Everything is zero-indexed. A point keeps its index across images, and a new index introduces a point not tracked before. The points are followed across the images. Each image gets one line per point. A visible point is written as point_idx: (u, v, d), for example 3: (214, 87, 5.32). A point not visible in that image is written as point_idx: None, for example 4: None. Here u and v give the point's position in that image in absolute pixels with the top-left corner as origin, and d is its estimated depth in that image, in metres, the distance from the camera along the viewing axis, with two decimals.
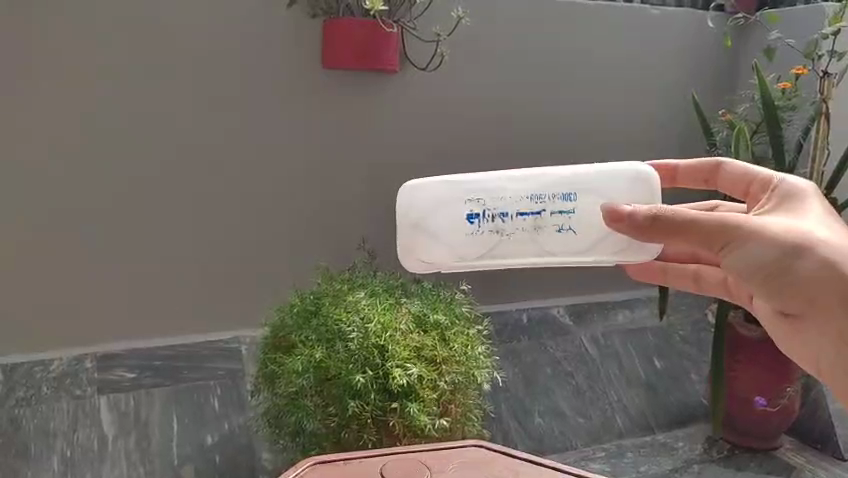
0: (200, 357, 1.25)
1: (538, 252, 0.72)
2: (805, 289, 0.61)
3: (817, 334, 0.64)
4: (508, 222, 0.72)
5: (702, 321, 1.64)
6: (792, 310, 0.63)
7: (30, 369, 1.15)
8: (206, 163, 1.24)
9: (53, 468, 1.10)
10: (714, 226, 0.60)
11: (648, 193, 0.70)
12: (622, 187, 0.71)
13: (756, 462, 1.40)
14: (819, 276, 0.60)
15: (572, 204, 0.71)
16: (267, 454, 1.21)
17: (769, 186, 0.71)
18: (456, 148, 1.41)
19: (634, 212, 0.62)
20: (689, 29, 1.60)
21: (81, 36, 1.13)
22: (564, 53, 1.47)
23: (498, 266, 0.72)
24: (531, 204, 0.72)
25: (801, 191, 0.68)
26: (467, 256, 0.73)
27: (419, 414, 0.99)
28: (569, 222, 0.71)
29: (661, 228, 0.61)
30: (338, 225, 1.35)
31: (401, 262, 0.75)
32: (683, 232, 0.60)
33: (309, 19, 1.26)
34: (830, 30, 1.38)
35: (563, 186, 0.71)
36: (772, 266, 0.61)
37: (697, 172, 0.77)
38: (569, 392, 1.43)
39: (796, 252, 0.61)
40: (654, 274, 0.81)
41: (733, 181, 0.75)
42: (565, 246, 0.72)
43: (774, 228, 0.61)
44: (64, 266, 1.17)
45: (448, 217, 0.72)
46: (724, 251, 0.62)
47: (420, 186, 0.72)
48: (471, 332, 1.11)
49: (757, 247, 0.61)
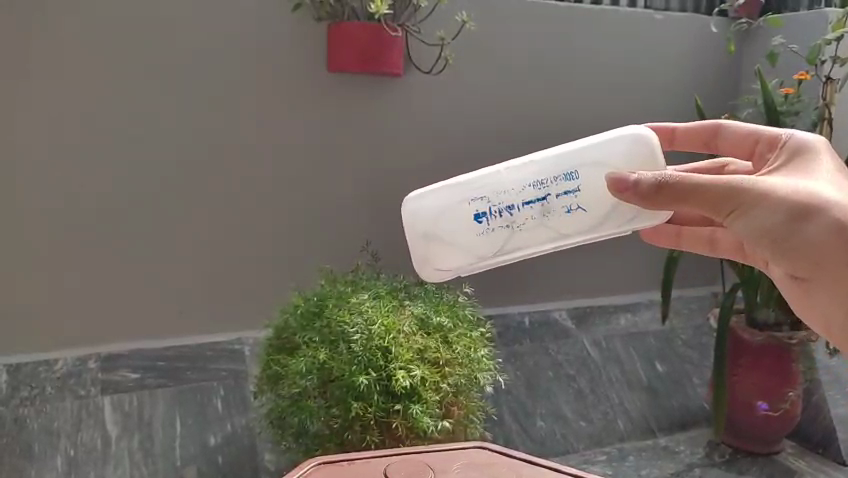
0: (203, 359, 1.26)
1: (553, 236, 0.78)
2: (813, 251, 0.64)
3: (825, 295, 0.67)
4: (515, 214, 0.77)
5: (704, 325, 1.65)
6: (801, 273, 0.67)
7: (35, 369, 1.16)
8: (209, 164, 1.24)
9: (58, 468, 1.11)
10: (719, 192, 0.63)
11: (647, 151, 0.73)
12: (621, 149, 0.74)
13: (757, 466, 1.40)
14: (826, 239, 0.63)
15: (575, 182, 0.76)
16: (270, 456, 1.22)
17: (777, 142, 0.74)
18: (457, 151, 1.42)
19: (639, 182, 0.64)
20: (691, 33, 1.60)
21: (85, 37, 1.14)
22: (566, 59, 1.48)
23: (516, 256, 0.78)
24: (535, 191, 0.76)
25: (810, 149, 0.71)
26: (484, 254, 0.79)
27: (421, 415, 0.99)
28: (575, 200, 0.76)
29: (666, 196, 0.63)
30: (342, 227, 1.36)
31: (426, 276, 0.81)
32: (687, 200, 0.63)
33: (313, 21, 1.27)
34: (832, 36, 1.39)
35: (562, 168, 0.76)
36: (780, 231, 0.64)
37: (697, 133, 0.81)
38: (571, 396, 1.44)
39: (803, 216, 0.63)
40: (671, 238, 0.86)
41: (735, 141, 0.79)
42: (576, 224, 0.77)
43: (780, 191, 0.64)
44: (68, 265, 1.18)
45: (457, 220, 0.78)
46: (731, 216, 0.65)
47: (422, 199, 0.78)
48: (474, 335, 1.11)
49: (763, 212, 0.64)
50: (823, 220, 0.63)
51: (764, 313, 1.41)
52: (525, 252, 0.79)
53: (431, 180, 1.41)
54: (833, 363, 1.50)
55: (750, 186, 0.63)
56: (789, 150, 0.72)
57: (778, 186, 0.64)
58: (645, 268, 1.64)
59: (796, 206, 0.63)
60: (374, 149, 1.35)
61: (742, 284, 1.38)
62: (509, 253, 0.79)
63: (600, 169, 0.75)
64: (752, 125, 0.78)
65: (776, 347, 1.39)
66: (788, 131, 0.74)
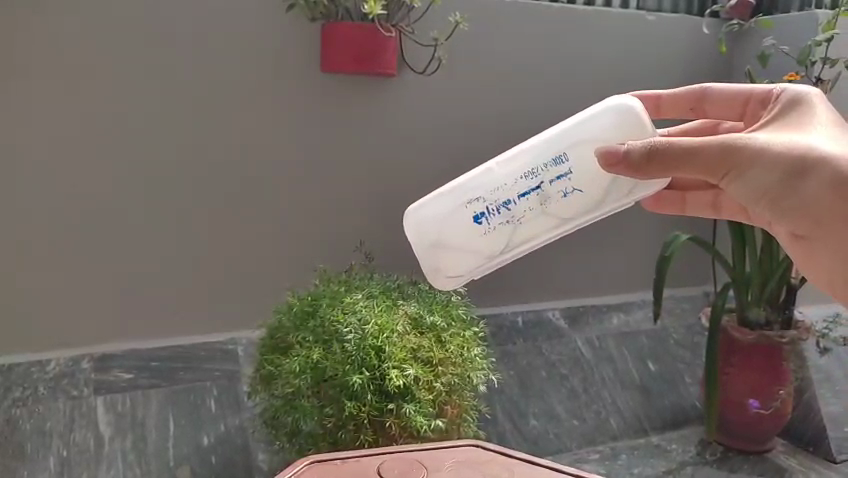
0: (197, 359, 1.26)
1: (556, 221, 0.81)
2: (810, 205, 0.65)
3: (828, 251, 0.67)
4: (514, 208, 0.80)
5: (697, 324, 1.65)
6: (802, 230, 0.67)
7: (28, 370, 1.16)
8: (203, 164, 1.24)
9: (50, 469, 1.11)
10: (711, 154, 0.65)
11: (633, 121, 0.76)
12: (608, 122, 0.77)
13: (750, 464, 1.41)
14: (823, 192, 0.64)
15: (566, 165, 0.78)
16: (263, 455, 1.22)
17: (770, 97, 0.77)
18: (452, 150, 1.42)
19: (629, 151, 0.66)
20: (684, 35, 1.61)
21: (81, 37, 1.14)
22: (560, 59, 1.48)
23: (524, 248, 0.81)
24: (528, 182, 0.79)
25: (804, 100, 0.72)
26: (491, 253, 0.82)
27: (415, 414, 1.00)
28: (569, 182, 0.79)
29: (657, 162, 0.65)
30: (336, 227, 1.36)
31: (435, 283, 0.84)
32: (678, 166, 0.65)
33: (307, 21, 1.27)
34: (824, 36, 1.39)
35: (551, 154, 0.78)
36: (776, 187, 0.66)
37: (682, 99, 0.83)
38: (564, 395, 1.44)
39: (798, 173, 0.64)
40: (675, 205, 0.86)
41: (724, 101, 0.82)
42: (575, 205, 0.79)
43: (774, 148, 0.65)
44: (62, 266, 1.18)
45: (458, 224, 0.80)
46: (725, 178, 0.67)
47: (420, 211, 0.81)
48: (467, 333, 1.11)
49: (759, 171, 0.65)
50: (821, 176, 0.63)
51: (755, 311, 1.42)
52: (531, 242, 0.82)
53: (426, 181, 1.41)
54: (824, 362, 1.51)
55: (742, 146, 0.65)
56: (783, 102, 0.74)
57: (772, 143, 0.65)
58: (640, 268, 1.64)
59: (790, 163, 0.64)
60: (369, 149, 1.35)
61: (732, 282, 1.41)
62: (516, 246, 0.82)
63: (588, 147, 0.78)
64: (739, 85, 0.81)
65: (769, 348, 1.39)
66: (779, 86, 0.76)
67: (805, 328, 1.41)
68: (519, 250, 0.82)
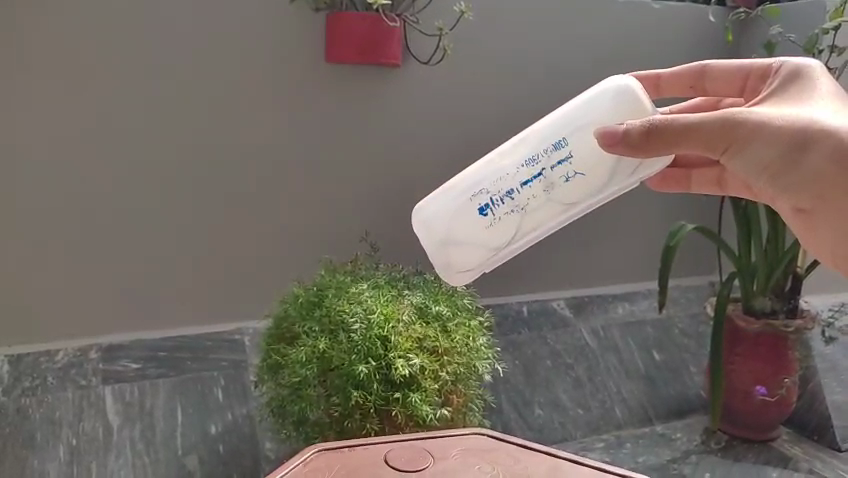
0: (205, 350, 1.27)
1: (559, 208, 0.81)
2: (812, 178, 0.66)
3: (832, 224, 0.68)
4: (517, 197, 0.80)
5: (702, 315, 1.65)
6: (805, 204, 0.68)
7: (35, 360, 1.17)
8: (207, 156, 1.25)
9: (60, 458, 1.12)
10: (713, 129, 0.64)
11: (632, 101, 0.77)
12: (606, 105, 0.77)
13: (753, 453, 1.41)
14: (826, 165, 0.64)
15: (566, 150, 0.79)
16: (271, 444, 1.23)
17: (769, 72, 0.77)
18: (456, 141, 1.42)
19: (629, 129, 0.65)
20: (690, 24, 1.59)
21: (82, 32, 1.14)
22: (563, 49, 1.48)
23: (529, 236, 0.82)
24: (530, 170, 0.80)
25: (804, 74, 0.73)
26: (498, 244, 0.82)
27: (421, 403, 1.01)
28: (570, 166, 0.79)
29: (657, 138, 0.65)
30: (342, 218, 1.36)
31: (447, 279, 0.84)
32: (680, 142, 0.65)
33: (311, 12, 1.27)
34: (830, 25, 1.39)
35: (550, 140, 0.79)
36: (778, 161, 0.66)
37: (682, 78, 0.83)
38: (569, 384, 1.45)
39: (801, 145, 0.65)
40: (679, 182, 0.86)
41: (724, 79, 0.82)
42: (577, 189, 0.80)
43: (775, 121, 0.65)
44: (67, 260, 1.19)
45: (463, 218, 0.81)
46: (728, 154, 0.66)
47: (426, 208, 0.81)
48: (473, 323, 1.12)
49: (761, 146, 0.65)
50: (825, 148, 0.64)
51: (760, 301, 1.42)
52: (538, 231, 0.82)
53: (429, 173, 1.41)
54: (829, 351, 1.50)
55: (743, 121, 0.65)
56: (782, 76, 0.75)
57: (774, 117, 0.65)
58: (645, 258, 1.63)
59: (793, 136, 0.65)
60: (372, 141, 1.35)
61: (738, 272, 1.41)
62: (521, 236, 0.82)
63: (588, 130, 0.78)
64: (739, 61, 0.81)
65: (773, 336, 1.39)
66: (778, 60, 0.77)
67: (810, 318, 1.40)
68: (524, 239, 0.82)
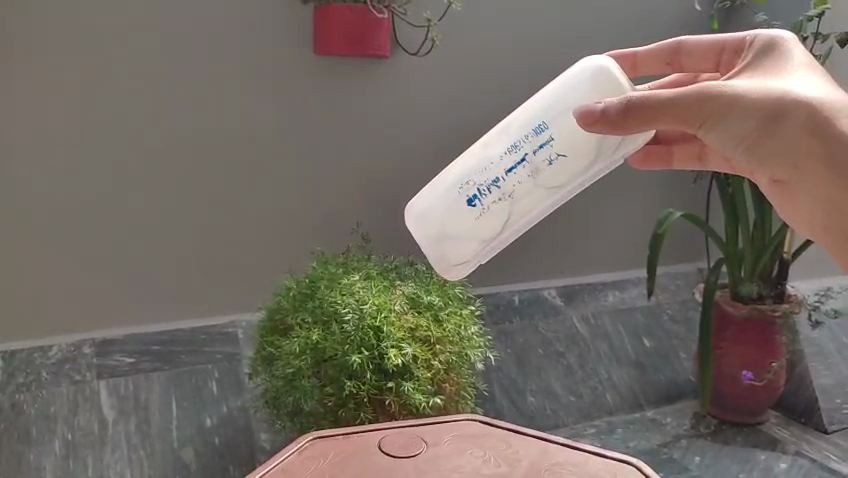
0: (198, 342, 1.28)
1: (547, 190, 0.82)
2: (787, 149, 0.67)
3: (809, 195, 0.69)
4: (504, 184, 0.81)
5: (691, 301, 1.67)
6: (781, 175, 0.69)
7: (30, 356, 1.19)
8: (198, 152, 1.25)
9: (56, 452, 1.13)
10: (689, 105, 0.66)
11: (607, 78, 0.78)
12: (584, 85, 0.79)
13: (743, 436, 1.44)
14: (801, 134, 0.66)
15: (546, 133, 0.80)
16: (266, 435, 1.24)
17: (744, 44, 0.78)
18: (446, 133, 1.43)
19: (606, 108, 0.67)
20: (679, 11, 1.60)
21: (70, 29, 1.14)
22: (551, 39, 1.48)
23: (520, 221, 0.83)
24: (513, 157, 0.81)
25: (777, 48, 0.74)
26: (490, 231, 0.83)
27: (414, 392, 1.02)
28: (552, 148, 0.80)
29: (633, 116, 0.66)
30: (333, 211, 1.37)
31: (444, 275, 0.85)
32: (656, 118, 0.66)
33: (300, 4, 1.27)
34: (815, 12, 1.40)
35: (530, 125, 0.80)
36: (754, 134, 0.67)
37: (658, 56, 0.84)
38: (561, 372, 1.47)
39: (775, 116, 0.66)
40: (660, 160, 0.87)
41: (700, 54, 0.83)
42: (562, 170, 0.81)
43: (749, 94, 0.66)
44: (60, 256, 1.20)
45: (453, 210, 0.82)
46: (705, 129, 0.68)
47: (418, 200, 0.83)
48: (465, 311, 1.13)
49: (737, 120, 0.67)
50: (798, 118, 0.66)
51: (748, 286, 1.43)
52: (530, 215, 0.83)
53: (421, 164, 1.42)
54: (816, 335, 1.52)
55: (718, 95, 0.66)
56: (756, 48, 0.75)
57: (748, 90, 0.66)
58: (636, 243, 1.65)
59: (767, 108, 0.66)
60: (365, 133, 1.36)
61: (725, 257, 1.43)
62: (512, 221, 0.83)
63: (567, 112, 0.79)
64: (714, 35, 0.82)
65: (760, 320, 1.41)
66: (751, 33, 0.78)
67: (798, 302, 1.42)
68: (516, 225, 0.83)
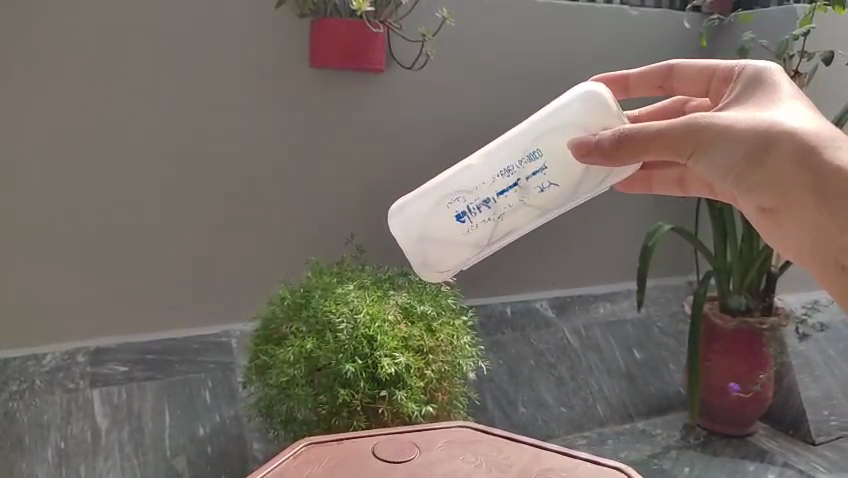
0: (192, 352, 1.28)
1: (534, 215, 0.84)
2: (775, 178, 0.68)
3: (795, 224, 0.70)
4: (494, 205, 0.83)
5: (681, 313, 1.69)
6: (769, 203, 0.70)
7: (24, 364, 1.19)
8: (195, 162, 1.27)
9: (49, 460, 1.13)
10: (677, 137, 0.69)
11: (600, 104, 0.79)
12: (579, 114, 0.79)
13: (732, 447, 1.45)
14: (787, 164, 0.67)
15: (540, 161, 0.82)
16: (259, 445, 1.25)
17: (731, 75, 0.80)
18: (440, 145, 1.45)
19: (599, 140, 0.71)
20: (669, 29, 1.63)
21: (69, 40, 1.16)
22: (544, 55, 1.51)
23: (504, 240, 0.85)
24: (506, 181, 0.82)
25: (768, 76, 0.76)
26: (475, 249, 0.85)
27: (406, 401, 1.04)
28: (544, 177, 0.82)
29: (624, 148, 0.70)
30: (328, 221, 1.38)
31: (432, 277, 0.87)
32: (646, 149, 0.69)
33: (297, 19, 1.29)
34: (801, 30, 1.42)
35: (525, 150, 0.81)
36: (742, 163, 0.69)
37: (649, 78, 0.87)
38: (552, 383, 1.48)
39: (762, 147, 0.68)
40: (642, 185, 0.90)
41: (689, 80, 0.85)
42: (551, 197, 0.83)
43: (736, 125, 0.69)
44: (56, 265, 1.21)
45: (442, 225, 0.83)
46: (694, 159, 0.71)
47: (409, 211, 0.84)
48: (457, 322, 1.14)
49: (724, 151, 0.69)
50: (784, 148, 0.67)
51: (736, 299, 1.45)
52: (513, 234, 0.86)
53: (415, 175, 1.43)
54: (802, 348, 1.55)
55: (704, 126, 0.69)
56: (745, 77, 0.78)
57: (735, 121, 0.69)
58: (627, 256, 1.67)
59: (754, 139, 0.68)
60: (359, 145, 1.38)
61: (714, 270, 1.45)
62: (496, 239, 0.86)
63: (562, 142, 0.81)
64: (704, 63, 0.84)
65: (748, 333, 1.43)
66: (741, 63, 0.80)
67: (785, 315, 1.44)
68: (499, 242, 0.86)
